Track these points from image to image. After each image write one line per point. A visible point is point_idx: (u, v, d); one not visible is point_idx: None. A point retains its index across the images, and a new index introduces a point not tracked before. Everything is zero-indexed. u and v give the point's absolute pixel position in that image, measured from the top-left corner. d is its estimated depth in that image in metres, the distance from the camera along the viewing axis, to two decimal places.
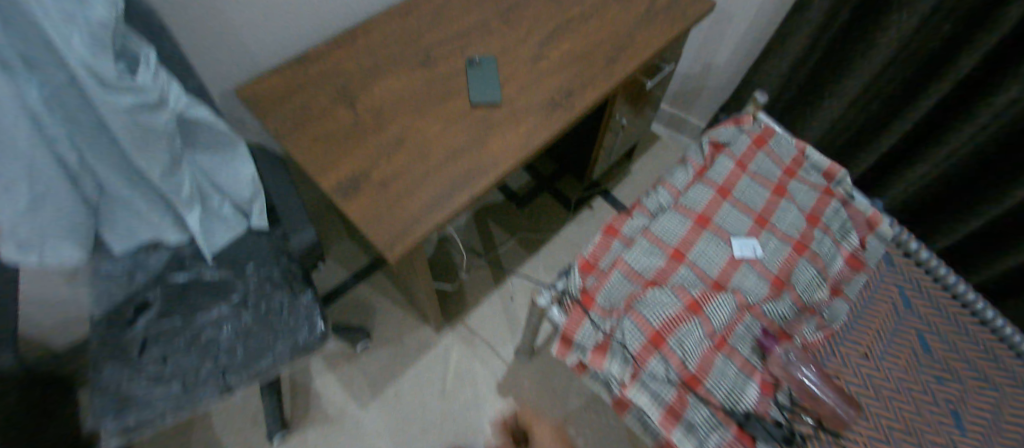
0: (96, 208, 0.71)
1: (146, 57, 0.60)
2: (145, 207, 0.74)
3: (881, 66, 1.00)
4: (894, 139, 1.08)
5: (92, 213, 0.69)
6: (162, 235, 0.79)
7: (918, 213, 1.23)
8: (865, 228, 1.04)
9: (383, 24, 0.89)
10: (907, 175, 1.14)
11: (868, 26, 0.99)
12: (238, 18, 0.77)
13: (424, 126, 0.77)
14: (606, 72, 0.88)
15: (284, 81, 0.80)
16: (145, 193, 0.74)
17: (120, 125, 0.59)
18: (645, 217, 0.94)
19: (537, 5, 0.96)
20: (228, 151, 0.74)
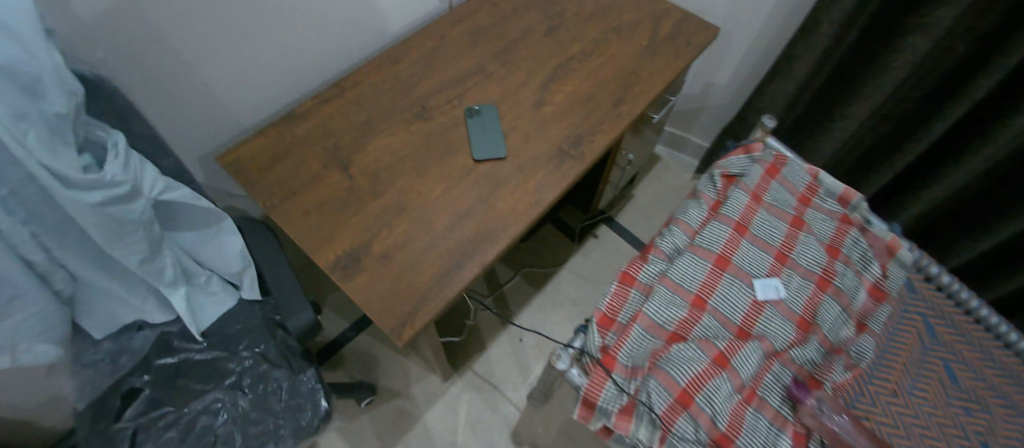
0: (71, 298, 0.64)
1: (115, 144, 0.54)
2: (124, 292, 0.68)
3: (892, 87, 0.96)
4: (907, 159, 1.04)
5: (65, 305, 0.63)
6: (146, 316, 0.73)
7: (930, 232, 1.18)
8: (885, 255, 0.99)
9: (374, 73, 0.84)
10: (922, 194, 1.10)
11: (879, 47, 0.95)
12: (216, 78, 0.71)
13: (424, 188, 0.72)
14: (612, 114, 0.83)
15: (271, 144, 0.74)
16: (123, 277, 0.67)
17: (87, 222, 0.52)
18: (662, 261, 0.89)
19: (533, 43, 0.92)
20: (212, 226, 0.69)
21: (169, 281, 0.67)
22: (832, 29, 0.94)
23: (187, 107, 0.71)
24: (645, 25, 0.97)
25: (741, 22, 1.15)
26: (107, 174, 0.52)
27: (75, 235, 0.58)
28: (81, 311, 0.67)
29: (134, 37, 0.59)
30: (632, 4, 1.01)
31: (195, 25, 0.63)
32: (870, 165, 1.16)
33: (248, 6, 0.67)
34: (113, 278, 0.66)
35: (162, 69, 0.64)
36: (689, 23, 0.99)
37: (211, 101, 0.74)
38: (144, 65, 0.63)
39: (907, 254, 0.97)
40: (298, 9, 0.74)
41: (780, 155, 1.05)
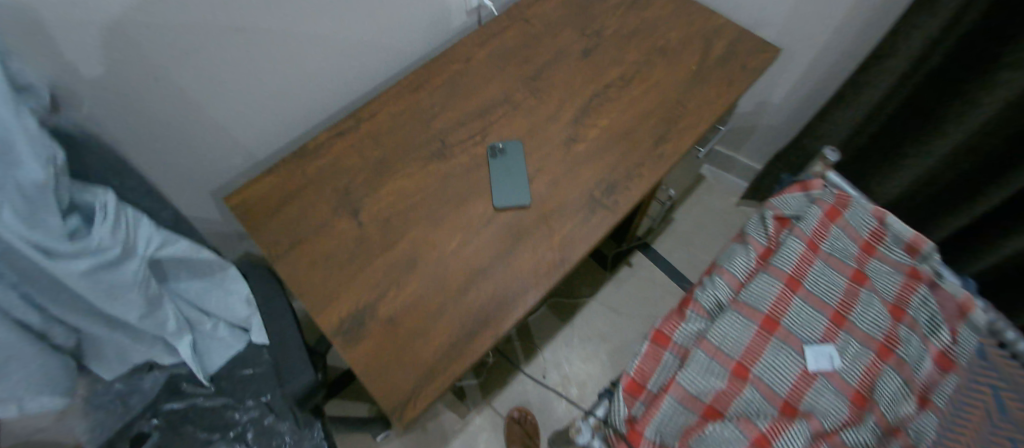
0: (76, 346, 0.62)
1: (104, 205, 0.50)
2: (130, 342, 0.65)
3: (974, 129, 0.81)
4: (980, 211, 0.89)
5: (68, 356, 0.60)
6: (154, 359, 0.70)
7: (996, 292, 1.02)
8: (955, 316, 0.86)
9: (391, 102, 0.77)
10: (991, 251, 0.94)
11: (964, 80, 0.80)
12: (219, 112, 0.67)
13: (438, 240, 0.65)
14: (653, 154, 0.74)
15: (279, 184, 0.69)
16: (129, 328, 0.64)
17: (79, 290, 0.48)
18: (702, 319, 0.80)
19: (567, 68, 0.82)
20: (215, 276, 0.65)
21: (172, 333, 0.63)
22: (913, 52, 0.81)
23: (192, 141, 0.68)
24: (695, 46, 0.86)
25: (804, 38, 1.01)
26: (93, 241, 0.48)
27: (72, 294, 0.54)
28: (86, 360, 0.64)
29: (123, 77, 0.55)
30: (680, 20, 0.89)
31: (188, 59, 0.59)
32: (938, 210, 1.00)
33: (244, 35, 0.62)
34: (118, 333, 0.62)
35: (158, 106, 0.60)
36: (746, 44, 0.86)
37: (218, 134, 0.70)
38: (138, 104, 0.59)
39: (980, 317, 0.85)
40: (302, 34, 0.69)
41: (843, 194, 0.92)
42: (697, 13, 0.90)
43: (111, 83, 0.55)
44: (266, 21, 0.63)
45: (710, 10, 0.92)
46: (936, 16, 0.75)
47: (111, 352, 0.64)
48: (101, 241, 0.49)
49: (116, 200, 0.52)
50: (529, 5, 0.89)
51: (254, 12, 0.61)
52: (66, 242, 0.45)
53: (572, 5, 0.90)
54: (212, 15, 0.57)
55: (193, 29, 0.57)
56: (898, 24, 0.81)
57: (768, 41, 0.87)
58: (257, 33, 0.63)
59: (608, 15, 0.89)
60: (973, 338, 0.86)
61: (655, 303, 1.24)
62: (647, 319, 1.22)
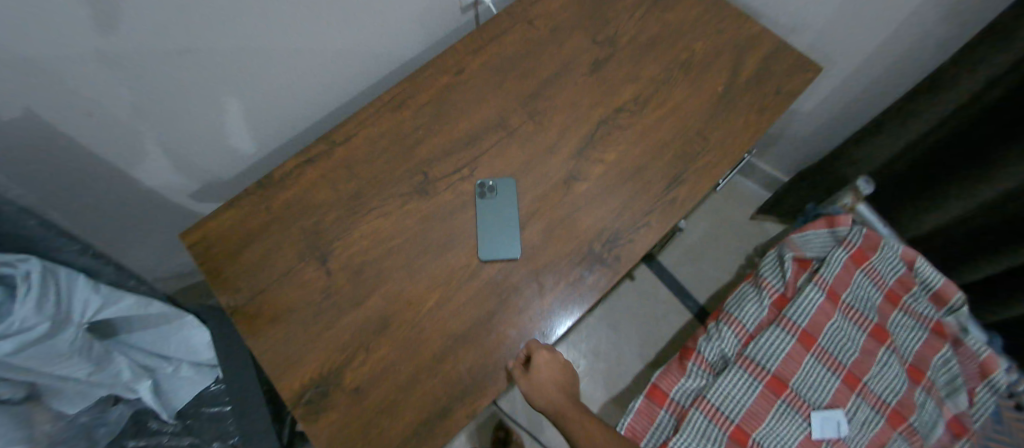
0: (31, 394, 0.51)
1: (27, 276, 0.44)
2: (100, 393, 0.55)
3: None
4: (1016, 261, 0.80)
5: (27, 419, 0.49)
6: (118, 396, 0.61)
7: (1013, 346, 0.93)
8: (973, 375, 0.81)
9: (369, 123, 0.68)
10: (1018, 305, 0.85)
11: None
12: (167, 137, 0.60)
13: (415, 297, 0.58)
14: (664, 199, 0.64)
15: (240, 221, 0.62)
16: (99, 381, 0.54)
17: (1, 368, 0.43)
18: (704, 374, 0.74)
19: (572, 85, 0.71)
20: (171, 324, 0.60)
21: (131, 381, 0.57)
22: (972, 87, 0.72)
23: (138, 165, 0.61)
24: (723, 62, 0.74)
25: (849, 51, 0.87)
26: (17, 319, 0.42)
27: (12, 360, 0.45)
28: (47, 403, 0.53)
29: (39, 114, 0.48)
30: (708, 27, 0.76)
31: (130, 85, 0.51)
32: (964, 258, 0.91)
33: (195, 58, 0.53)
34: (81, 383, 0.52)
35: (86, 139, 0.54)
36: (783, 61, 0.74)
37: (169, 160, 0.63)
38: (63, 137, 0.52)
39: (1003, 378, 0.79)
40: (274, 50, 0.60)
41: (873, 236, 0.83)
42: (729, 18, 0.77)
43: (29, 117, 0.48)
44: (221, 41, 0.53)
45: (744, 15, 0.79)
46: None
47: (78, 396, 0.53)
48: (27, 318, 0.43)
49: (42, 267, 0.46)
50: (533, 3, 0.76)
51: (208, 34, 0.51)
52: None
53: (582, 4, 0.77)
54: (151, 40, 0.48)
55: (134, 55, 0.49)
56: (959, 55, 0.72)
57: (809, 59, 0.74)
58: (211, 54, 0.54)
59: (624, 18, 0.76)
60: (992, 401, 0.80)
61: (657, 322, 1.18)
62: (647, 337, 1.16)
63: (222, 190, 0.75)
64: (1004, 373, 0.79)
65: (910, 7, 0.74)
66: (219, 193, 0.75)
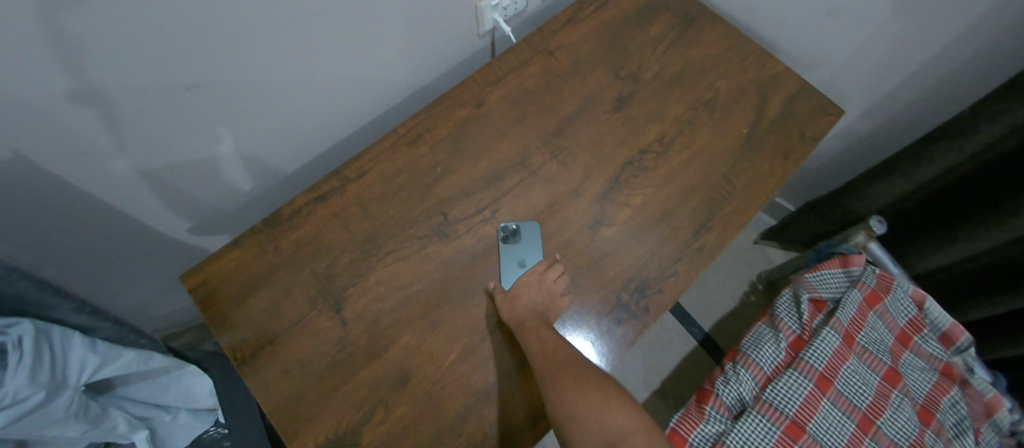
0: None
1: (19, 341, 0.40)
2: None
3: None
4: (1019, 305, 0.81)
5: None
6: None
7: None
8: (980, 416, 0.81)
9: (385, 158, 0.64)
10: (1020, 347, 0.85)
11: None
12: (168, 173, 0.56)
13: (436, 349, 0.56)
14: (691, 246, 0.63)
15: (248, 264, 0.58)
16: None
17: None
18: (722, 419, 0.73)
19: (596, 123, 0.69)
20: (168, 377, 0.56)
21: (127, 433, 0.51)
22: (988, 137, 0.73)
23: (138, 203, 0.57)
24: (748, 101, 0.73)
25: (868, 85, 0.88)
26: (11, 391, 0.38)
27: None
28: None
29: (27, 156, 0.44)
30: (732, 65, 0.75)
31: (131, 121, 0.48)
32: (969, 296, 0.92)
33: (201, 91, 0.50)
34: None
35: (78, 178, 0.49)
36: (806, 103, 0.73)
37: (167, 195, 0.59)
38: (54, 178, 0.47)
39: (1007, 418, 0.80)
40: (286, 83, 0.56)
41: (884, 277, 0.84)
42: (752, 56, 0.76)
43: (19, 159, 0.44)
44: (231, 73, 0.50)
45: (765, 52, 0.78)
46: None
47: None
48: (20, 389, 0.38)
49: (35, 330, 0.42)
50: (554, 33, 0.74)
51: (217, 65, 0.48)
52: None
53: (605, 36, 0.75)
54: (156, 73, 0.45)
55: (137, 90, 0.45)
56: (978, 105, 0.74)
57: (832, 101, 0.73)
58: (220, 87, 0.51)
59: (647, 52, 0.74)
60: (996, 442, 0.80)
61: (660, 350, 1.17)
62: (651, 365, 1.15)
63: (224, 224, 0.71)
64: (1008, 413, 0.80)
65: (940, 43, 0.74)
66: (221, 227, 0.71)
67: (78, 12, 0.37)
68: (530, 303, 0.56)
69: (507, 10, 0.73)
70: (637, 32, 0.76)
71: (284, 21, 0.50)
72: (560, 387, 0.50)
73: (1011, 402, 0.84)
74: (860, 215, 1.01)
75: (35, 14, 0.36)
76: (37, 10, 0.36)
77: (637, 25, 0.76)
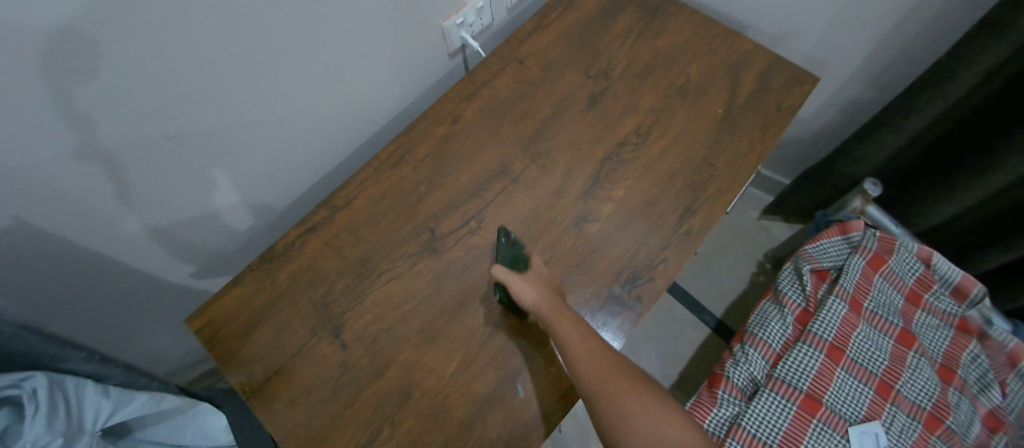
0: None
1: (34, 393, 0.42)
2: None
3: None
4: None
5: None
6: None
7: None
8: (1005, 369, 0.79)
9: (369, 183, 0.66)
10: None
11: None
12: (165, 223, 0.58)
13: (435, 363, 0.57)
14: (678, 232, 0.64)
15: (247, 301, 0.60)
16: None
17: None
18: (737, 401, 0.72)
19: (571, 123, 0.70)
20: (184, 416, 0.57)
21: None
22: (972, 79, 0.72)
23: (137, 254, 0.59)
24: (721, 82, 0.73)
25: (844, 50, 0.88)
26: (27, 441, 0.40)
27: None
28: None
29: (30, 221, 0.46)
30: (700, 48, 0.76)
31: (123, 177, 0.50)
32: (983, 246, 0.90)
33: (188, 140, 0.52)
34: None
35: (80, 237, 0.51)
36: (779, 76, 0.74)
37: (167, 244, 0.61)
38: (54, 240, 0.49)
39: None
40: (274, 120, 0.59)
41: (886, 238, 0.82)
42: (720, 37, 0.77)
43: (17, 225, 0.45)
44: (211, 119, 0.52)
45: (733, 33, 0.79)
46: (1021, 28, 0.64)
47: None
48: (37, 438, 0.41)
49: (47, 381, 0.44)
50: (521, 42, 0.76)
51: (196, 114, 0.50)
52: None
53: (572, 37, 0.76)
54: (142, 129, 0.47)
55: (124, 148, 0.47)
56: (953, 49, 0.73)
57: (805, 71, 0.74)
58: (203, 134, 0.53)
59: (615, 48, 0.76)
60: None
61: (675, 340, 1.16)
62: (667, 357, 1.14)
63: (225, 265, 0.73)
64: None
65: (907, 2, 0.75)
66: (223, 269, 0.73)
67: (73, 86, 0.40)
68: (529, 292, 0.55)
69: (473, 25, 0.75)
70: (603, 30, 0.77)
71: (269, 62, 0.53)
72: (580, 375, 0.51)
73: None
74: (856, 178, 1.00)
75: (31, 92, 0.38)
76: (33, 88, 0.38)
77: (602, 23, 0.78)
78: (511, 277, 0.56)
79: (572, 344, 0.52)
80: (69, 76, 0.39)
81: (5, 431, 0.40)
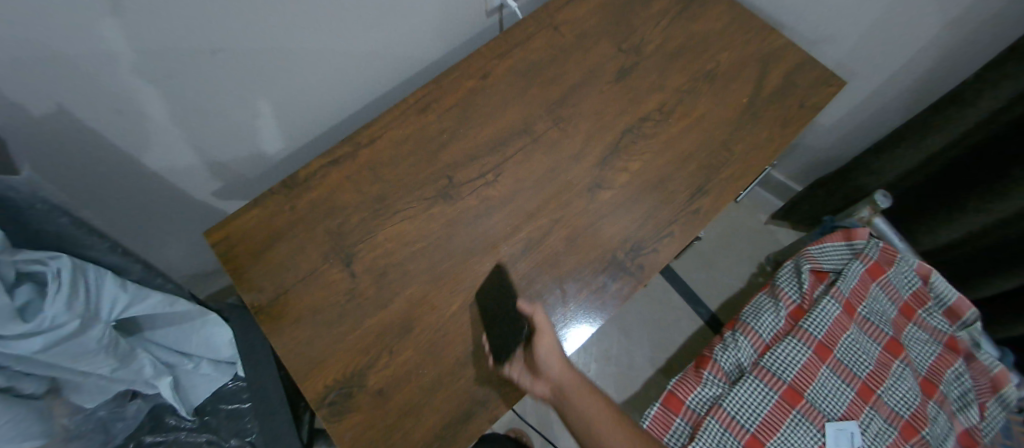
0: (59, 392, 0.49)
1: (58, 273, 0.42)
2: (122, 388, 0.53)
3: None
4: None
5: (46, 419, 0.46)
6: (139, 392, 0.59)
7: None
8: (985, 391, 0.81)
9: (394, 125, 0.68)
10: None
11: None
12: (193, 136, 0.60)
13: (439, 301, 0.59)
14: (687, 210, 0.65)
15: (265, 221, 0.62)
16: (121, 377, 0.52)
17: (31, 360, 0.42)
18: (720, 383, 0.74)
19: (598, 92, 0.71)
20: (194, 323, 0.59)
21: (152, 377, 0.55)
22: (996, 101, 0.73)
23: (163, 160, 0.61)
24: (749, 72, 0.74)
25: (875, 60, 0.88)
26: (49, 317, 0.40)
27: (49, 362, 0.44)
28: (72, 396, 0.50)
29: (70, 110, 0.48)
30: (734, 37, 0.77)
31: (163, 83, 0.51)
32: (983, 272, 0.91)
33: (226, 57, 0.53)
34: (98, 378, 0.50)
35: (112, 134, 0.53)
36: (808, 73, 0.74)
37: (195, 157, 0.63)
38: (86, 131, 0.51)
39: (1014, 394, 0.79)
40: (313, 52, 0.61)
41: (889, 250, 0.84)
42: (755, 29, 0.77)
43: (59, 111, 0.47)
44: (252, 41, 0.53)
45: (769, 26, 0.79)
46: None
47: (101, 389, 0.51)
48: (57, 316, 0.41)
49: (72, 266, 0.44)
50: (558, 8, 0.77)
51: (239, 33, 0.51)
52: (19, 321, 0.38)
53: (609, 10, 0.77)
54: (185, 38, 0.48)
55: (166, 55, 0.48)
56: (982, 70, 0.73)
57: (834, 72, 0.74)
58: (242, 55, 0.54)
59: (650, 26, 0.76)
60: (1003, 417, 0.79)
61: (665, 330, 1.18)
62: (655, 344, 1.16)
63: (242, 189, 0.75)
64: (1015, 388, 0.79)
65: (950, 15, 0.74)
66: (240, 191, 0.76)
67: None
68: (552, 359, 0.55)
69: None
70: (641, 7, 0.78)
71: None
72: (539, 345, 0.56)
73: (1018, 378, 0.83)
74: (868, 191, 1.01)
75: None
76: None
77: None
78: (546, 330, 0.55)
79: (573, 393, 0.58)
80: None
81: (26, 307, 0.41)
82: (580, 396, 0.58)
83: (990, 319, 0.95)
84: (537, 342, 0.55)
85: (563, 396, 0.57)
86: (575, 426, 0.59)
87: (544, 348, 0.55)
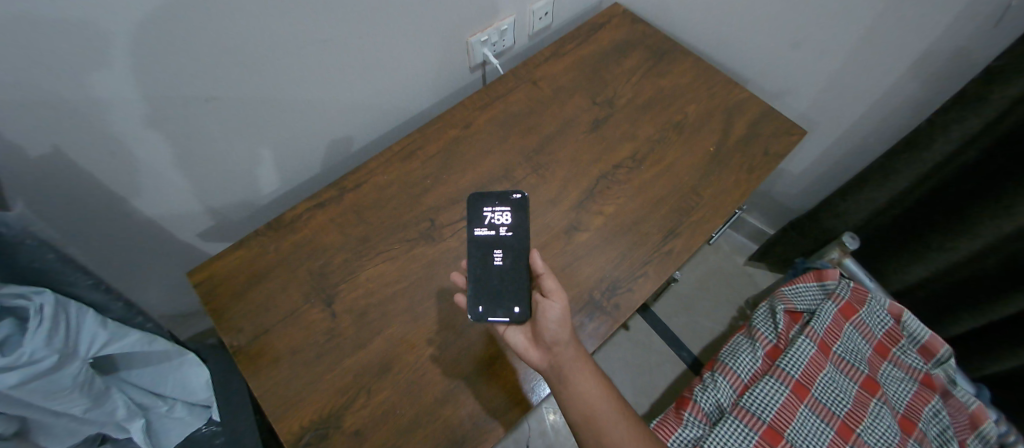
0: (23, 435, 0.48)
1: (40, 309, 0.43)
2: (92, 430, 0.52)
3: (1009, 226, 0.75)
4: (1008, 311, 0.82)
5: None
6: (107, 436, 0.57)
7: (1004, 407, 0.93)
8: (966, 429, 0.81)
9: (380, 171, 0.71)
10: (1004, 360, 0.87)
11: (995, 176, 0.75)
12: (186, 178, 0.63)
13: (417, 340, 0.60)
14: (660, 250, 0.68)
15: (250, 260, 0.64)
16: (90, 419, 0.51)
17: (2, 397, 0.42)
18: (700, 424, 0.74)
19: (573, 141, 0.76)
20: (174, 363, 0.60)
21: (124, 420, 0.54)
22: (949, 146, 0.78)
23: (154, 199, 0.63)
24: (715, 122, 0.80)
25: (833, 112, 0.96)
26: (28, 351, 0.41)
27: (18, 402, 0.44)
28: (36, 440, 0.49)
29: (67, 151, 0.50)
30: (700, 92, 0.83)
31: (157, 127, 0.54)
32: (955, 311, 0.94)
33: (219, 103, 0.57)
34: (67, 419, 0.49)
35: (105, 175, 0.55)
36: (770, 124, 0.80)
37: (187, 197, 0.66)
38: (78, 173, 0.53)
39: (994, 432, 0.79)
40: (304, 98, 0.65)
41: (859, 289, 0.86)
42: (719, 84, 0.84)
43: (56, 153, 0.50)
44: (243, 87, 0.57)
45: (732, 82, 0.86)
46: (988, 106, 0.70)
47: (66, 433, 0.50)
48: (35, 351, 0.41)
49: (55, 302, 0.45)
50: (537, 65, 0.83)
51: (231, 79, 0.55)
52: None
53: (585, 67, 0.84)
54: (183, 85, 0.52)
55: (161, 100, 0.52)
56: (932, 118, 0.79)
57: (794, 123, 0.80)
58: (234, 100, 0.58)
59: (622, 80, 0.83)
60: None
61: (650, 372, 1.18)
62: (640, 387, 1.16)
63: (231, 230, 0.78)
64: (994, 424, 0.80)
65: (897, 71, 0.81)
66: (226, 233, 0.78)
67: (136, 36, 0.45)
68: (557, 329, 0.53)
69: (496, 45, 0.83)
70: (614, 64, 0.85)
71: (306, 48, 0.59)
72: (541, 319, 0.53)
73: (996, 415, 0.83)
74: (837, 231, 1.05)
75: (105, 33, 0.43)
76: (107, 29, 0.43)
77: (613, 58, 0.85)
78: (557, 294, 0.53)
79: (573, 372, 0.54)
80: (136, 28, 0.44)
81: (6, 340, 0.42)
82: (580, 378, 0.54)
83: (965, 357, 0.96)
84: (543, 303, 0.53)
85: (560, 374, 0.54)
86: (568, 410, 0.55)
87: (549, 312, 0.52)
